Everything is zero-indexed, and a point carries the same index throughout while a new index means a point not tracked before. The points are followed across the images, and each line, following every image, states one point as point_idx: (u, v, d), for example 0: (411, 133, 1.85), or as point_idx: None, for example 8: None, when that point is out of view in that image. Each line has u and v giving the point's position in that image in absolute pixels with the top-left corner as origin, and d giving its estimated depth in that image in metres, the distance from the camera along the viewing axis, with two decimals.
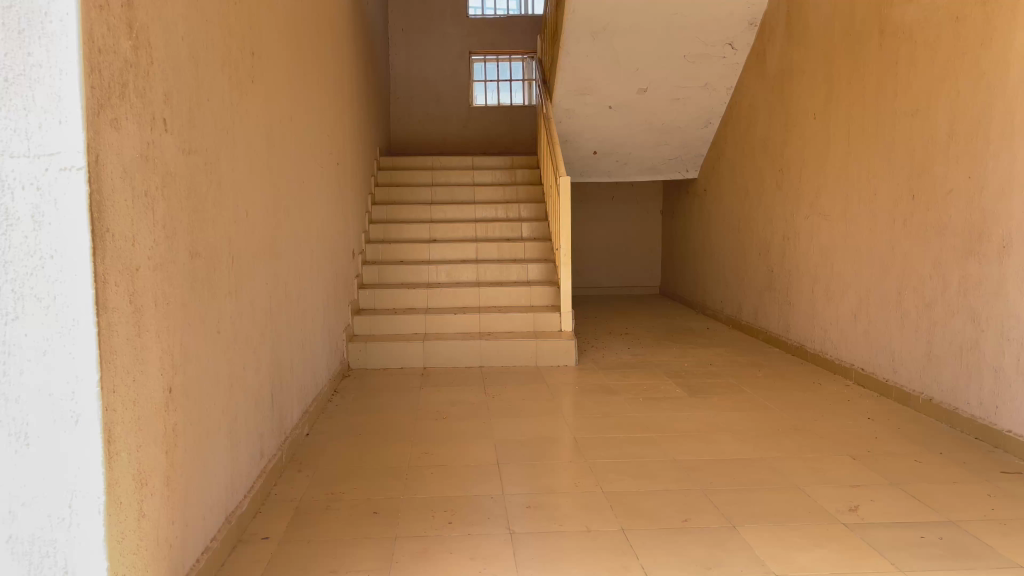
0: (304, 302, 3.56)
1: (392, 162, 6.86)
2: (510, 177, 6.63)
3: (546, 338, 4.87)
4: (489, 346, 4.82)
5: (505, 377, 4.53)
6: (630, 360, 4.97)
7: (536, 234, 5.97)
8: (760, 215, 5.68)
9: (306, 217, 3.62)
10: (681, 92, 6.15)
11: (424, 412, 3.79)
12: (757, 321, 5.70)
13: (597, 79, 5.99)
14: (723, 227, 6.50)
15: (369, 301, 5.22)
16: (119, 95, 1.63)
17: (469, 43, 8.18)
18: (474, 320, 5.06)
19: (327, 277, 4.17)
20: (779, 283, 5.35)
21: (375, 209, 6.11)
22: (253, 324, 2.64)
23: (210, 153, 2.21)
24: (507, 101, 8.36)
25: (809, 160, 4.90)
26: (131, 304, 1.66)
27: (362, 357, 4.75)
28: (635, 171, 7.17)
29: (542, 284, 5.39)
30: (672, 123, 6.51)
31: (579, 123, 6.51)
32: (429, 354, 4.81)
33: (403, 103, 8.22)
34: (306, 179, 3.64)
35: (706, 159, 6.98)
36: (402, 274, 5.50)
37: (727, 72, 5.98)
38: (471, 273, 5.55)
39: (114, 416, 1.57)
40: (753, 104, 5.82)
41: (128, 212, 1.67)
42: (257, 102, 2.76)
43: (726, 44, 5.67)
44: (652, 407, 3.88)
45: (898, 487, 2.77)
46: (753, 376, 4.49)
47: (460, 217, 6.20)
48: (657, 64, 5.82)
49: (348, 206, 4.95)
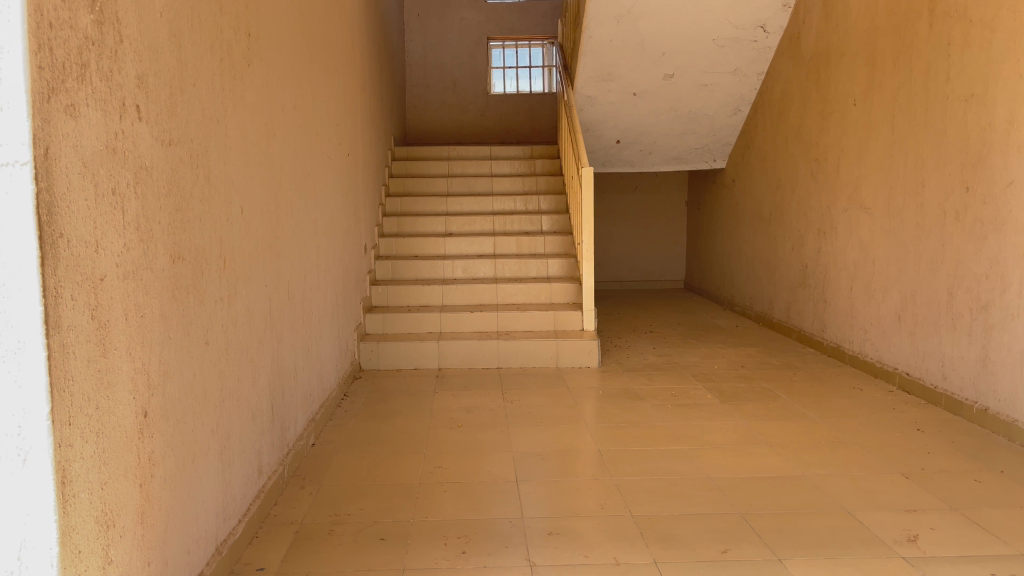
0: (310, 304, 3.34)
1: (406, 153, 6.63)
2: (530, 167, 6.37)
3: (567, 337, 4.64)
4: (507, 346, 4.59)
5: (523, 379, 4.30)
6: (655, 361, 4.72)
7: (556, 227, 5.72)
8: (794, 208, 5.39)
9: (312, 212, 3.40)
10: (709, 78, 5.85)
11: (438, 419, 3.57)
12: (790, 319, 5.42)
13: (621, 64, 5.71)
14: (753, 219, 6.21)
15: (382, 298, 5.01)
16: (77, 77, 1.40)
17: (487, 28, 7.91)
18: (492, 318, 4.83)
19: (335, 275, 3.95)
20: (813, 279, 5.06)
21: (389, 201, 5.89)
22: (250, 330, 2.43)
23: (196, 144, 1.99)
24: (526, 89, 8.08)
25: (847, 150, 4.60)
26: (92, 320, 1.43)
27: (373, 358, 4.54)
28: (659, 161, 6.88)
29: (563, 280, 5.15)
30: (700, 110, 6.22)
31: (602, 111, 6.24)
32: (444, 354, 4.59)
33: (419, 91, 7.98)
34: (312, 171, 3.42)
35: (734, 148, 6.68)
36: (417, 270, 5.28)
37: (758, 57, 5.68)
38: (488, 268, 5.32)
39: (70, 452, 1.35)
40: (786, 90, 5.51)
41: (89, 214, 1.44)
42: (254, 86, 2.53)
43: (758, 26, 5.37)
44: (682, 415, 3.63)
45: (958, 513, 2.51)
46: (787, 381, 4.23)
47: (477, 209, 5.96)
48: (684, 49, 5.53)
49: (359, 198, 4.73)
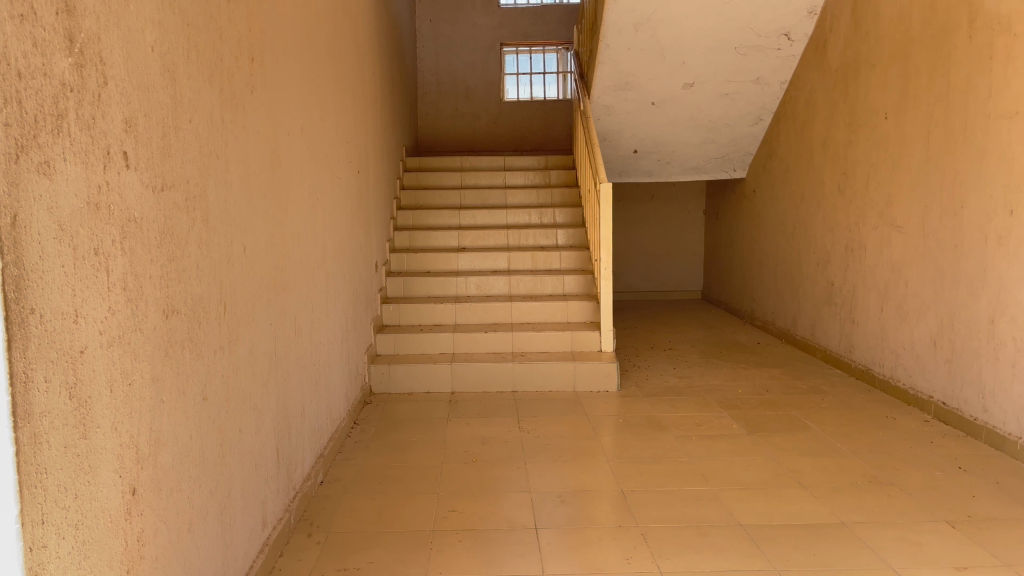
0: (318, 334, 3.19)
1: (418, 163, 6.49)
2: (545, 178, 6.21)
3: (585, 359, 4.47)
4: (523, 369, 4.42)
5: (540, 405, 4.15)
6: (676, 385, 4.55)
7: (572, 242, 5.55)
8: (819, 223, 5.20)
9: (320, 238, 3.26)
10: (731, 87, 5.67)
11: (451, 452, 3.42)
12: (815, 338, 5.24)
13: (639, 73, 5.54)
14: (775, 232, 6.02)
15: (393, 317, 4.86)
16: (51, 130, 1.25)
17: (500, 34, 7.74)
18: (507, 339, 4.67)
19: (345, 299, 3.80)
20: (841, 298, 4.87)
21: (400, 214, 5.74)
22: (253, 375, 2.28)
23: (193, 186, 1.84)
24: (541, 95, 7.91)
25: (878, 165, 4.41)
26: (70, 401, 1.28)
27: (384, 381, 4.40)
28: (677, 170, 6.70)
29: (579, 298, 4.97)
30: (721, 120, 6.04)
31: (619, 121, 6.07)
32: (457, 377, 4.44)
33: (431, 98, 7.83)
34: (320, 195, 3.27)
35: (755, 157, 6.48)
36: (429, 286, 5.12)
37: (782, 65, 5.49)
38: (503, 284, 5.16)
39: (44, 554, 1.20)
40: (811, 101, 5.32)
41: (67, 281, 1.29)
42: (258, 113, 2.38)
43: (782, 34, 5.18)
44: (707, 448, 3.46)
45: (1012, 570, 2.33)
46: (815, 408, 4.05)
47: (491, 222, 5.81)
48: (705, 57, 5.35)
49: (369, 215, 4.58)
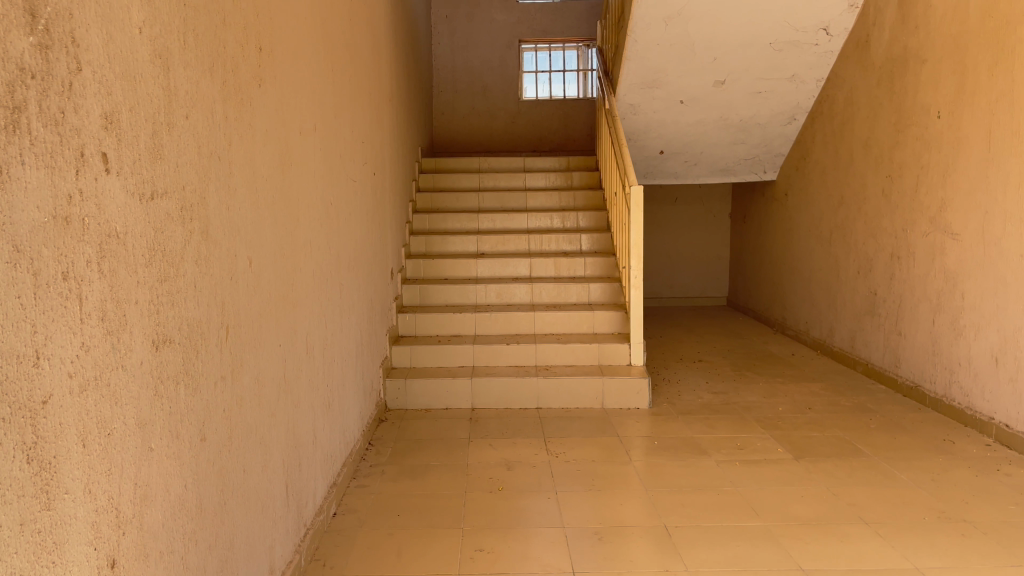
0: (331, 350, 2.94)
1: (434, 164, 6.24)
2: (567, 180, 5.94)
3: (614, 374, 4.20)
4: (548, 385, 4.15)
5: (567, 425, 3.88)
6: (711, 401, 4.27)
7: (597, 247, 5.28)
8: (859, 229, 4.91)
9: (334, 246, 3.00)
10: (764, 85, 5.38)
11: (475, 479, 3.16)
12: (856, 351, 4.94)
13: (667, 70, 5.26)
14: (809, 237, 5.73)
15: (409, 327, 4.60)
16: (4, 126, 0.99)
17: (519, 31, 7.49)
18: (529, 351, 4.41)
19: (360, 310, 3.55)
20: (885, 309, 4.58)
21: (416, 218, 5.49)
22: (259, 406, 2.02)
23: (189, 193, 1.58)
24: (560, 94, 7.64)
25: (930, 167, 4.11)
26: (28, 466, 1.03)
27: (401, 396, 4.14)
28: (705, 172, 6.41)
29: (606, 308, 4.69)
30: (752, 119, 5.75)
31: (645, 120, 5.79)
32: (478, 393, 4.17)
33: (447, 97, 7.58)
34: (334, 200, 3.01)
35: (787, 159, 6.19)
36: (447, 295, 4.86)
37: (818, 62, 5.19)
38: (525, 293, 4.89)
39: None
40: (850, 99, 5.04)
41: (25, 316, 1.03)
42: (267, 109, 2.13)
43: (820, 28, 4.88)
44: (752, 476, 3.18)
45: None
46: (863, 429, 3.77)
47: (511, 226, 5.54)
48: (738, 53, 5.07)
49: (385, 219, 4.33)
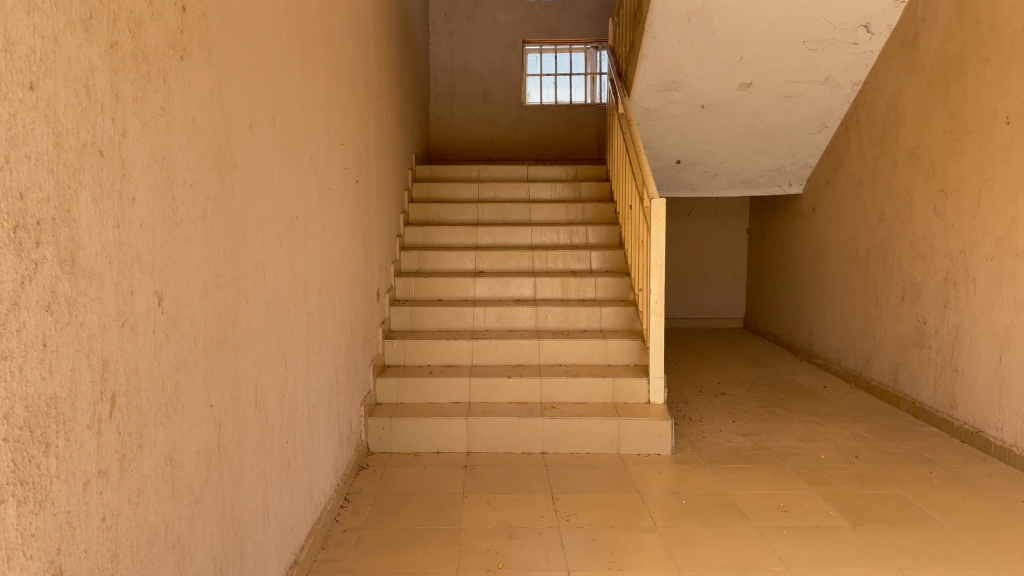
0: (296, 397, 2.39)
1: (430, 172, 5.70)
2: (574, 192, 5.41)
3: (631, 414, 3.66)
4: (556, 427, 3.60)
5: (578, 476, 3.33)
6: (741, 446, 3.73)
7: (609, 266, 4.75)
8: (905, 250, 4.37)
9: (301, 269, 2.45)
10: (794, 88, 4.85)
11: (468, 552, 2.60)
12: (900, 387, 4.40)
13: (688, 70, 4.74)
14: (841, 257, 5.20)
15: (397, 356, 4.05)
16: None
17: (522, 31, 6.98)
18: (534, 386, 3.85)
19: (336, 342, 3.00)
20: (938, 342, 4.04)
21: (407, 231, 4.96)
22: (174, 498, 1.47)
23: (36, 202, 1.03)
24: (566, 99, 7.13)
25: (995, 180, 3.59)
26: None
27: (385, 438, 3.59)
28: (724, 185, 5.88)
29: (620, 336, 4.15)
30: (779, 127, 5.22)
31: (662, 126, 5.27)
32: (474, 436, 3.62)
33: (445, 101, 7.06)
34: (302, 212, 2.47)
35: (815, 171, 5.67)
36: (440, 318, 4.32)
37: (856, 63, 4.66)
38: (528, 317, 4.35)
39: None
40: (895, 105, 4.51)
41: None
42: (196, 92, 1.58)
43: (861, 26, 4.35)
44: (804, 549, 2.63)
45: None
46: (925, 487, 3.22)
47: (513, 241, 5.01)
48: (768, 52, 4.55)
49: (370, 233, 3.79)
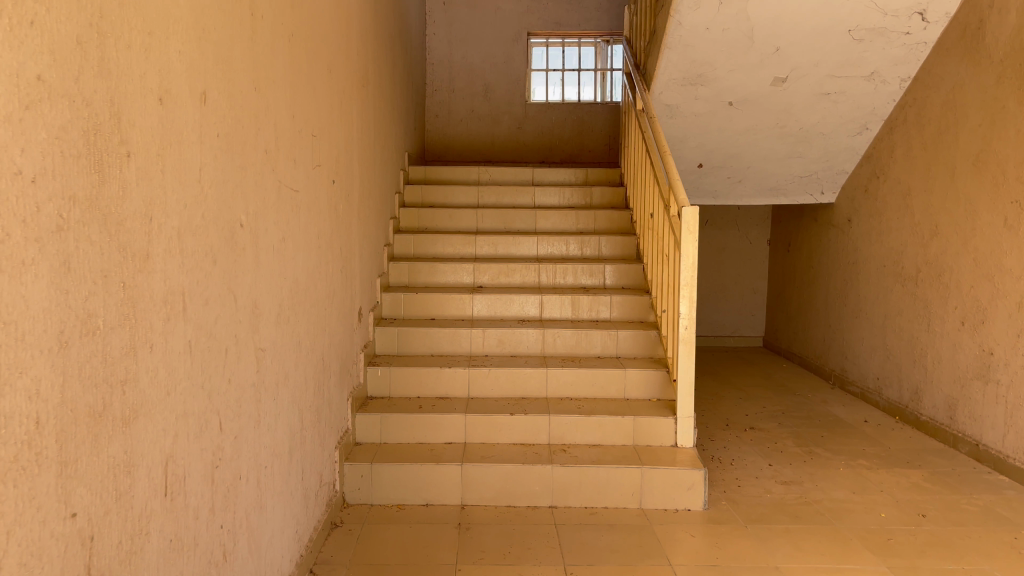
0: (238, 462, 1.82)
1: (424, 173, 5.13)
2: (584, 198, 4.87)
3: (657, 461, 3.09)
4: (567, 476, 3.04)
5: (593, 540, 2.76)
6: (784, 499, 3.16)
7: (625, 282, 4.19)
8: (965, 268, 3.82)
9: (248, 294, 1.88)
10: (835, 84, 4.29)
11: None
12: (959, 426, 3.84)
13: (717, 62, 4.18)
14: (883, 273, 4.64)
15: (382, 386, 3.49)
16: None
17: (527, 22, 6.43)
18: (540, 424, 3.29)
19: (302, 378, 2.44)
20: (1007, 376, 3.48)
21: (397, 239, 4.39)
22: None
23: None
24: (574, 96, 6.58)
25: None
26: None
27: (365, 488, 3.03)
28: (749, 192, 5.33)
29: (641, 364, 3.59)
30: (814, 128, 4.67)
31: (684, 126, 4.72)
32: (470, 486, 3.04)
33: (442, 97, 6.50)
34: (251, 220, 1.90)
35: (850, 178, 5.12)
36: (433, 341, 3.76)
37: (907, 57, 4.10)
38: (534, 340, 3.78)
39: None
40: (954, 103, 3.96)
41: None
42: (42, 36, 1.02)
43: (916, 12, 3.79)
44: None
45: None
46: (1016, 561, 2.65)
47: (516, 252, 4.45)
48: (808, 42, 3.98)
49: (350, 242, 3.22)
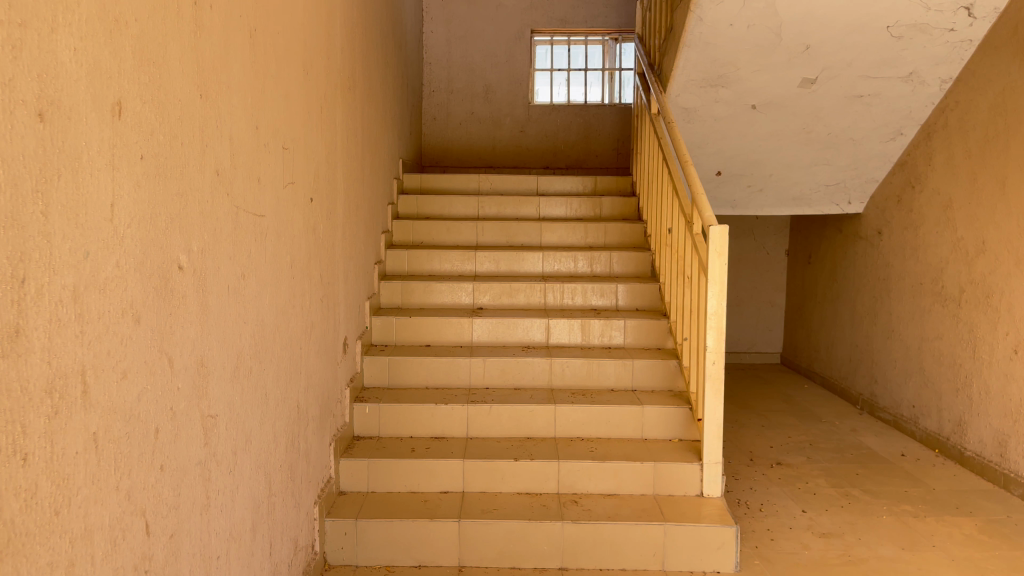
0: (176, 565, 1.45)
1: (419, 182, 4.76)
2: (593, 209, 4.50)
3: (681, 516, 2.72)
4: (579, 534, 2.67)
5: None
6: (826, 558, 2.78)
7: (639, 304, 3.82)
8: (1019, 289, 3.44)
9: (189, 353, 1.50)
10: (868, 86, 3.91)
11: None
12: (1011, 465, 3.46)
13: (740, 62, 3.80)
14: (919, 291, 4.26)
15: (371, 426, 3.12)
16: None
17: (531, 18, 6.06)
18: (548, 471, 2.91)
19: (269, 436, 2.06)
20: None
21: (389, 254, 4.02)
22: None
23: None
24: (580, 98, 6.21)
25: None
26: None
27: (348, 547, 2.66)
28: (771, 202, 4.95)
29: (660, 400, 3.21)
30: (844, 133, 4.29)
31: (703, 130, 4.34)
32: (468, 545, 2.67)
33: (441, 99, 6.13)
34: (194, 260, 1.53)
35: (881, 187, 4.74)
36: (427, 372, 3.39)
37: (949, 55, 3.72)
38: (541, 371, 3.41)
39: None
40: (1005, 106, 3.57)
41: None
42: None
43: (962, 6, 3.40)
44: None
45: None
46: None
47: (520, 268, 4.08)
48: (841, 40, 3.61)
49: (333, 266, 2.85)
